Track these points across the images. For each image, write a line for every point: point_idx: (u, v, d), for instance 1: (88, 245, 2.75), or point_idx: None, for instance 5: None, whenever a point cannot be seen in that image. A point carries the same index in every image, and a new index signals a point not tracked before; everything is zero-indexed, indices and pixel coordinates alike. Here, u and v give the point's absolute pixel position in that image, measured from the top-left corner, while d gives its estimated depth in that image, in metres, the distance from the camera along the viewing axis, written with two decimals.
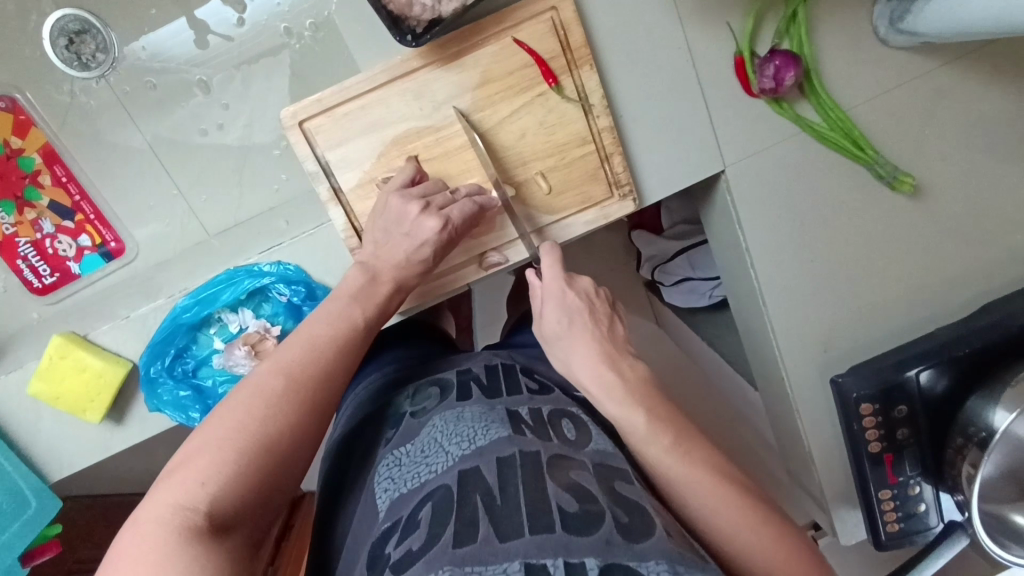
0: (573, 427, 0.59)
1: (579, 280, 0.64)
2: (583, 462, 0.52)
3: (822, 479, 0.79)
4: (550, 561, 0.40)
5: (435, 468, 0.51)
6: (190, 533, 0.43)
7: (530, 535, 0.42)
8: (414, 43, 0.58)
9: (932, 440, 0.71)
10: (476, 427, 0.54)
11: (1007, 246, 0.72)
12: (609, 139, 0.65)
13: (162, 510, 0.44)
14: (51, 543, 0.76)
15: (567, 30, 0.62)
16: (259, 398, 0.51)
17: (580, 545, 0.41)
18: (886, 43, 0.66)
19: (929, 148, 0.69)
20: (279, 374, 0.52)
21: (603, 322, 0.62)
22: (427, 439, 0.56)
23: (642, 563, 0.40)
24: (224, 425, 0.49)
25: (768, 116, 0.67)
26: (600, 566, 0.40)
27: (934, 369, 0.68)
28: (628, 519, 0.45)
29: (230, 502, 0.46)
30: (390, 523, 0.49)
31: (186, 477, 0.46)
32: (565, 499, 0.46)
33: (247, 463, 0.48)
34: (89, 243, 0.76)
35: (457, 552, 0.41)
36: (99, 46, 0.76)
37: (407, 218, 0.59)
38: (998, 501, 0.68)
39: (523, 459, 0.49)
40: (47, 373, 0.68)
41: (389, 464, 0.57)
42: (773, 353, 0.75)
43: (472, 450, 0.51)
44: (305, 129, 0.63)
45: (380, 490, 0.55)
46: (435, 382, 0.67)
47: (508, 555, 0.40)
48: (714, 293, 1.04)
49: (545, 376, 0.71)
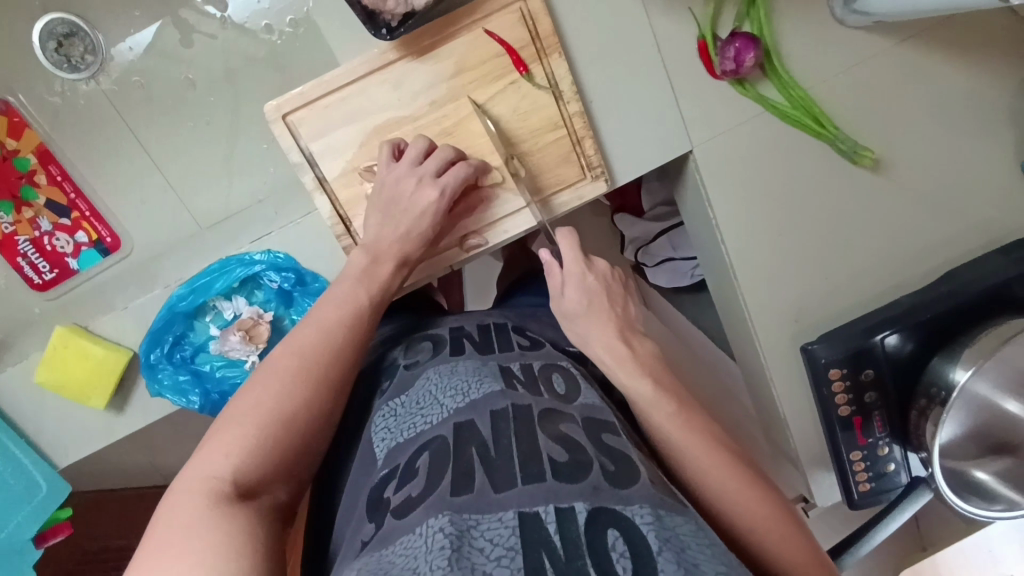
0: (563, 380, 0.62)
1: (597, 263, 0.68)
2: (573, 415, 0.55)
3: (797, 444, 0.83)
4: (542, 508, 0.43)
5: (432, 419, 0.55)
6: (220, 500, 0.46)
7: (523, 485, 0.45)
8: (389, 36, 0.61)
9: (898, 403, 0.75)
10: (470, 381, 0.58)
11: (965, 215, 0.75)
12: (580, 123, 0.68)
13: (198, 479, 0.47)
14: (63, 525, 0.78)
15: (536, 21, 0.64)
16: (275, 376, 0.54)
17: (568, 491, 0.44)
18: (842, 24, 0.69)
19: (888, 124, 0.72)
20: (294, 355, 0.56)
21: (618, 303, 0.67)
22: (422, 392, 0.59)
23: (627, 506, 0.44)
24: (245, 404, 0.52)
25: (732, 97, 0.70)
26: (588, 509, 0.43)
27: (901, 334, 0.72)
28: (614, 468, 0.49)
29: (252, 474, 0.49)
30: (389, 470, 0.53)
31: (213, 451, 0.49)
32: (556, 450, 0.49)
33: (267, 438, 0.51)
34: (85, 238, 0.78)
35: (455, 500, 0.44)
36: (87, 48, 0.79)
37: (404, 196, 0.63)
38: (959, 457, 0.73)
39: (516, 412, 0.53)
40: (50, 363, 0.71)
41: (384, 414, 0.60)
42: (746, 323, 0.79)
43: (467, 403, 0.54)
44: (289, 122, 0.65)
45: (377, 439, 0.58)
46: (427, 338, 0.71)
47: (502, 505, 0.43)
48: (696, 272, 1.10)
49: (538, 333, 0.75)
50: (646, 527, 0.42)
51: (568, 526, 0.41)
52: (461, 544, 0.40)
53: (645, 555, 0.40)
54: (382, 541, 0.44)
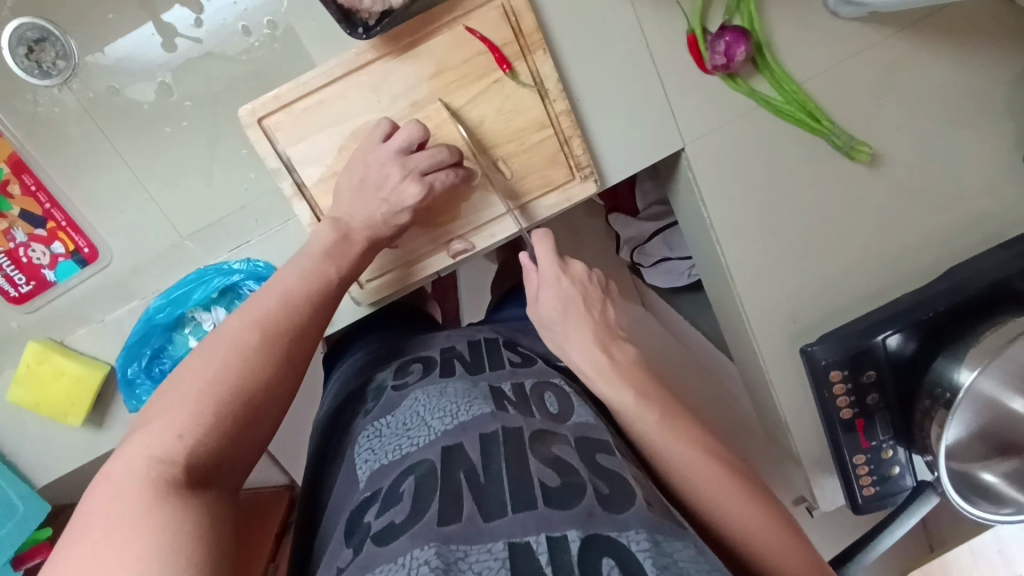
0: (556, 401, 0.60)
1: (573, 266, 0.66)
2: (564, 436, 0.54)
3: (799, 448, 0.80)
4: (534, 538, 0.41)
5: (418, 442, 0.52)
6: (167, 482, 0.43)
7: (513, 514, 0.43)
8: (365, 35, 0.59)
9: (902, 404, 0.73)
10: (459, 403, 0.55)
11: (966, 209, 0.73)
12: (567, 123, 0.66)
13: (137, 462, 0.44)
14: (42, 545, 0.79)
15: (519, 17, 0.62)
16: (235, 351, 0.52)
17: (561, 519, 0.43)
18: (835, 15, 0.67)
19: (885, 118, 0.70)
20: (255, 328, 0.53)
21: (596, 308, 0.65)
22: (409, 413, 0.57)
23: (623, 533, 0.42)
24: (199, 378, 0.50)
25: (724, 93, 0.68)
26: (582, 537, 0.41)
27: (902, 334, 0.70)
28: (608, 491, 0.47)
29: (205, 454, 0.47)
30: (370, 493, 0.50)
31: (161, 428, 0.46)
32: (547, 474, 0.47)
33: (223, 416, 0.49)
34: (62, 249, 0.77)
35: (443, 530, 0.42)
36: (59, 53, 0.77)
37: (388, 183, 0.61)
38: (967, 460, 0.71)
39: (506, 435, 0.51)
40: (24, 381, 0.71)
41: (368, 434, 0.58)
42: (743, 325, 0.77)
43: (455, 426, 0.52)
44: (265, 126, 0.63)
45: (361, 461, 0.56)
46: (417, 359, 0.69)
47: (492, 536, 0.42)
48: (692, 272, 1.08)
49: (528, 348, 0.73)
50: (642, 555, 0.41)
51: (561, 555, 0.40)
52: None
53: None
54: (362, 569, 0.42)
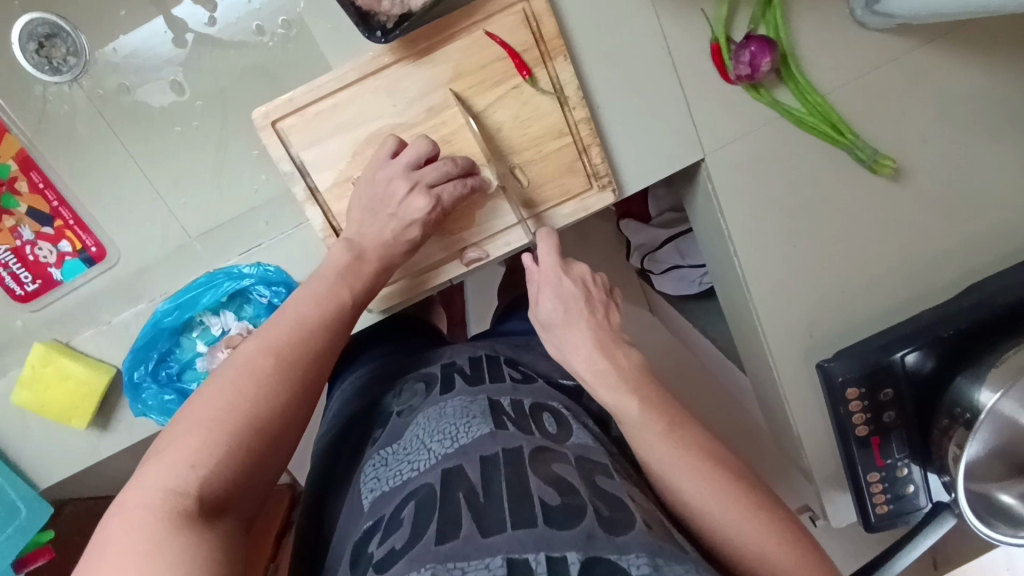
0: (554, 421, 0.59)
1: (576, 266, 0.62)
2: (566, 455, 0.53)
3: (812, 464, 0.79)
4: (533, 555, 0.40)
5: (419, 466, 0.51)
6: (181, 518, 0.42)
7: (513, 531, 0.42)
8: (384, 39, 0.57)
9: (919, 422, 0.71)
10: (458, 423, 0.54)
11: (990, 224, 0.71)
12: (586, 131, 0.64)
13: (150, 496, 0.43)
14: (43, 549, 0.78)
15: (539, 22, 0.61)
16: (248, 376, 0.51)
17: (562, 539, 0.42)
18: (863, 25, 0.66)
19: (910, 130, 0.69)
20: (268, 353, 0.52)
21: (599, 311, 0.61)
22: (411, 437, 0.56)
23: (623, 556, 0.41)
24: (213, 406, 0.49)
25: (746, 102, 0.67)
26: (581, 560, 0.40)
27: (921, 351, 0.68)
28: (610, 513, 0.45)
29: (219, 485, 0.46)
30: (373, 522, 0.50)
31: (178, 457, 0.45)
32: (547, 492, 0.46)
33: (237, 446, 0.48)
34: (69, 248, 0.76)
35: (441, 549, 0.42)
36: (69, 49, 0.76)
37: (394, 199, 0.60)
38: (985, 480, 0.69)
39: (506, 456, 0.50)
40: (30, 383, 0.70)
41: (374, 463, 0.57)
42: (758, 340, 0.75)
43: (456, 448, 0.51)
44: (278, 129, 0.62)
45: (366, 489, 0.55)
46: (419, 378, 0.68)
47: (490, 551, 0.41)
48: (703, 280, 1.04)
49: (529, 366, 0.72)
50: None
51: None
52: None
53: None
54: None
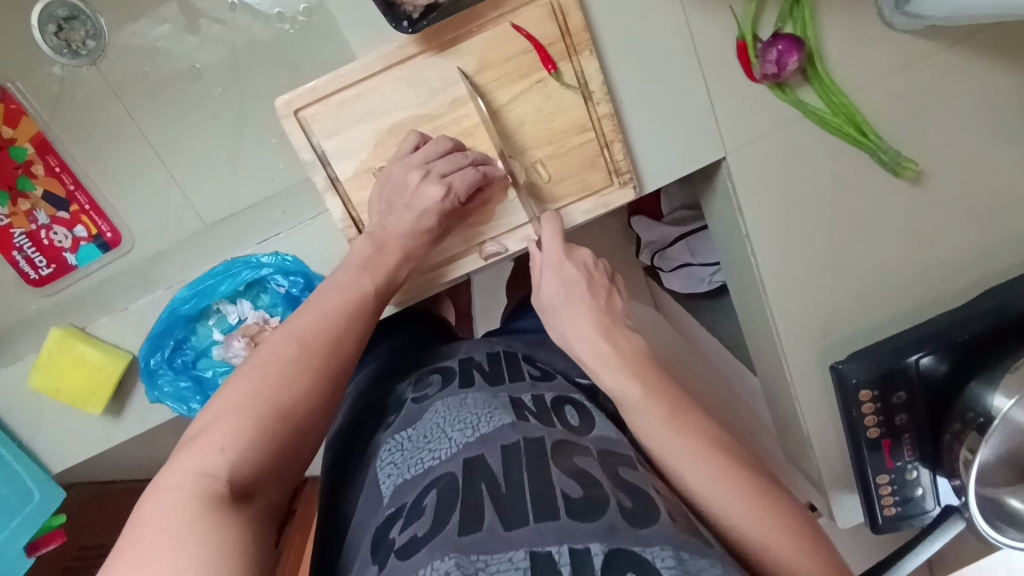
0: (576, 414, 0.59)
1: (579, 252, 0.63)
2: (587, 448, 0.52)
3: (821, 465, 0.79)
4: (555, 548, 0.40)
5: (439, 455, 0.51)
6: (212, 501, 0.42)
7: (535, 523, 0.42)
8: (411, 29, 0.57)
9: (931, 425, 0.71)
10: (480, 414, 0.54)
11: (1009, 232, 0.71)
12: (610, 126, 0.64)
13: (182, 477, 0.43)
14: (56, 532, 0.78)
15: (567, 15, 0.60)
16: (272, 364, 0.51)
17: (583, 531, 0.41)
18: (890, 26, 0.65)
19: (933, 135, 0.68)
20: (292, 340, 0.52)
21: (601, 295, 0.62)
22: (430, 425, 0.56)
23: (647, 549, 0.41)
24: (240, 393, 0.49)
25: (771, 102, 0.66)
26: (605, 551, 0.40)
27: (935, 355, 0.68)
28: (631, 505, 0.46)
29: (246, 471, 0.45)
30: (395, 509, 0.49)
31: (207, 443, 0.45)
32: (569, 484, 0.46)
33: (264, 431, 0.47)
34: (85, 233, 0.82)
35: (463, 540, 0.41)
36: (88, 32, 0.83)
37: (410, 190, 0.60)
38: (994, 485, 0.69)
39: (526, 446, 0.50)
40: (45, 366, 0.70)
41: (391, 448, 0.57)
42: (772, 341, 0.75)
43: (476, 437, 0.51)
44: (300, 118, 0.62)
45: (385, 475, 0.55)
46: (436, 370, 0.68)
47: (512, 544, 0.41)
48: (714, 278, 1.03)
49: (546, 364, 0.72)
50: (667, 572, 0.39)
51: (583, 570, 0.38)
52: None
53: None
54: None
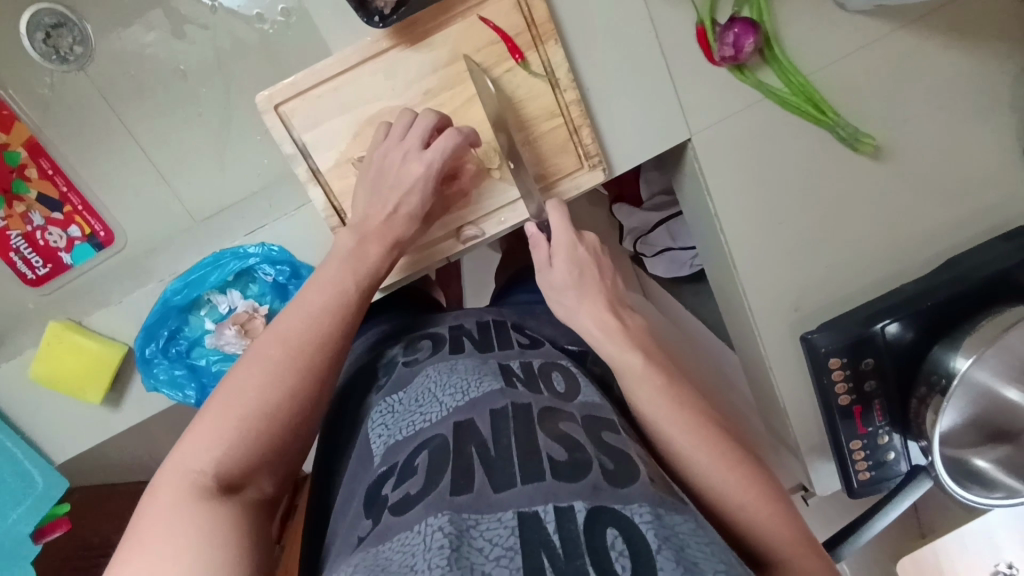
0: (563, 379, 0.62)
1: (586, 236, 0.67)
2: (573, 413, 0.55)
3: (798, 433, 0.82)
4: (542, 508, 0.43)
5: (430, 417, 0.54)
6: (201, 497, 0.46)
7: (522, 485, 0.45)
8: (382, 24, 0.60)
9: (899, 388, 0.74)
10: (469, 378, 0.57)
11: (967, 203, 0.74)
12: (577, 112, 0.67)
13: (175, 476, 0.47)
14: (61, 520, 0.80)
15: (532, 6, 0.63)
16: (257, 366, 0.54)
17: (568, 491, 0.44)
18: (843, 7, 0.68)
19: (890, 112, 0.71)
20: (278, 343, 0.56)
21: (606, 276, 0.66)
22: (421, 388, 0.59)
23: (627, 506, 0.44)
24: (227, 396, 0.52)
25: (732, 84, 0.69)
26: (588, 508, 0.43)
27: (901, 322, 0.71)
28: (613, 466, 0.49)
29: (234, 469, 0.50)
30: (386, 468, 0.52)
31: (197, 445, 0.50)
32: (554, 448, 0.49)
33: (249, 431, 0.51)
34: (79, 233, 0.84)
35: (456, 500, 0.44)
36: (76, 39, 0.86)
37: (388, 179, 0.62)
38: (961, 446, 0.72)
39: (514, 411, 0.53)
40: (45, 359, 0.73)
41: (381, 410, 0.60)
42: (745, 315, 0.78)
43: (466, 401, 0.54)
44: (281, 112, 0.65)
45: (375, 435, 0.58)
46: (427, 336, 0.70)
47: (502, 506, 0.44)
48: (694, 262, 1.09)
49: (535, 330, 0.75)
50: (645, 526, 0.42)
51: (568, 525, 0.42)
52: (459, 545, 0.40)
53: (642, 550, 0.40)
54: (380, 538, 0.44)
